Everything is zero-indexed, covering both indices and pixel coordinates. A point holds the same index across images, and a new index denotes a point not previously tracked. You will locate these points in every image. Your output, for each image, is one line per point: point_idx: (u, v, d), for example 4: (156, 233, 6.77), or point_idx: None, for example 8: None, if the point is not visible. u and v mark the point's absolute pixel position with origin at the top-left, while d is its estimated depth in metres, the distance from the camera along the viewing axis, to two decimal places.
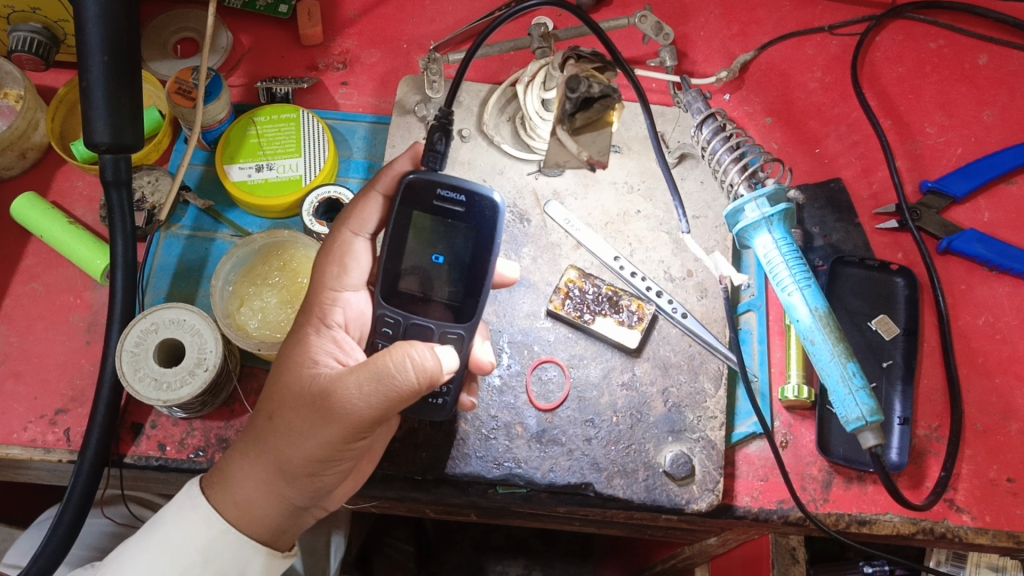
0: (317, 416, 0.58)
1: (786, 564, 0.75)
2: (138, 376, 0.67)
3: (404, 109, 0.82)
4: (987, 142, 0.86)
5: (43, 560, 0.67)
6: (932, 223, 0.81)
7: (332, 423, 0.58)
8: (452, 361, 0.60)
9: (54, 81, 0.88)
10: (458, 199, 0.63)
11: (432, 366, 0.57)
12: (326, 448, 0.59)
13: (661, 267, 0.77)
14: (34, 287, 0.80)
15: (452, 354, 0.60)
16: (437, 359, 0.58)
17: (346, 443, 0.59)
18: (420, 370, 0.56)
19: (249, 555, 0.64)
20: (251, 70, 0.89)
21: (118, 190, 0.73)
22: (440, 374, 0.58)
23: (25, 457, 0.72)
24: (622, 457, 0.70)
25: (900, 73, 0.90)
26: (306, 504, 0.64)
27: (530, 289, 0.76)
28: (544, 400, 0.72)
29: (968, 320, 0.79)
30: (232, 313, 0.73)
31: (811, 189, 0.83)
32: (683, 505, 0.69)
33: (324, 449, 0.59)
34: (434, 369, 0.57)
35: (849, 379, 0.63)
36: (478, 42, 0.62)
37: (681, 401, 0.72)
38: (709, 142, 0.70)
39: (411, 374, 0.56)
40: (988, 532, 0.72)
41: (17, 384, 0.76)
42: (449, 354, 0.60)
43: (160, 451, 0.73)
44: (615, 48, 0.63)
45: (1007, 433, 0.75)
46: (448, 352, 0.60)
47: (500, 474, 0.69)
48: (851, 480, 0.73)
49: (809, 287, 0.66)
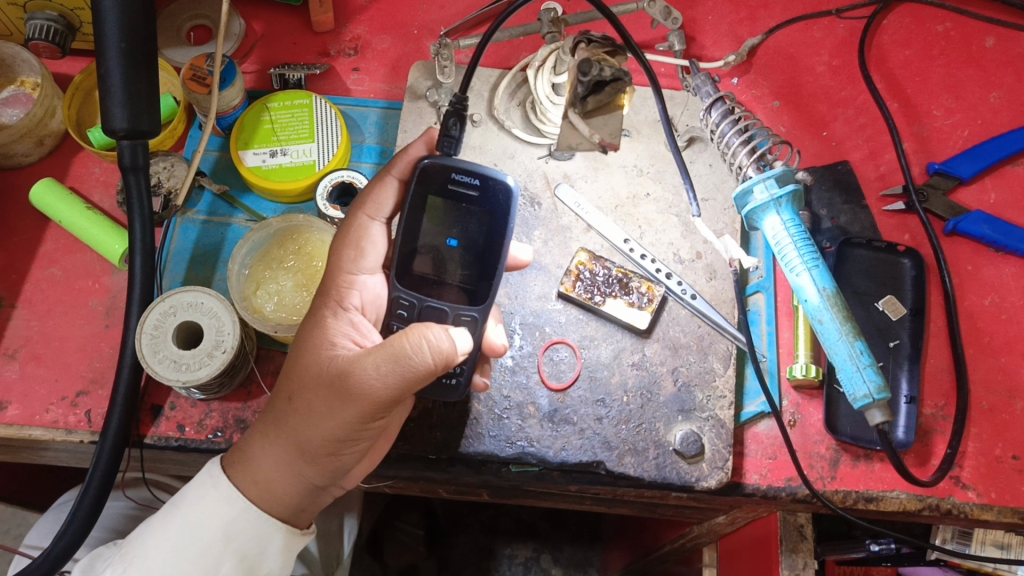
0: (336, 398, 0.60)
1: (794, 542, 0.77)
2: (157, 358, 0.69)
3: (416, 94, 0.83)
4: (994, 124, 0.87)
5: (66, 541, 0.68)
6: (939, 205, 0.82)
7: (352, 403, 0.59)
8: (467, 341, 0.62)
9: (70, 68, 0.89)
10: (472, 182, 0.64)
11: (449, 348, 0.58)
12: (346, 428, 0.60)
13: (671, 250, 0.78)
14: (53, 272, 0.81)
15: (467, 334, 0.62)
16: (451, 340, 0.59)
17: (365, 423, 0.60)
18: (438, 351, 0.58)
19: (269, 532, 0.65)
20: (264, 56, 0.90)
21: (136, 174, 0.74)
22: (456, 355, 0.60)
23: (47, 438, 0.74)
24: (633, 436, 0.71)
25: (907, 56, 0.90)
26: (325, 483, 0.65)
27: (541, 272, 0.77)
28: (556, 380, 0.73)
29: (975, 300, 0.80)
30: (249, 297, 0.75)
31: (818, 171, 0.84)
32: (693, 482, 0.70)
33: (344, 430, 0.60)
34: (450, 350, 0.58)
35: (857, 358, 0.64)
36: (493, 27, 0.63)
37: (690, 380, 0.74)
38: (718, 125, 0.71)
39: (428, 354, 0.58)
40: (993, 508, 0.73)
41: (38, 366, 0.77)
42: (463, 335, 0.61)
43: (179, 432, 0.74)
44: (620, 28, 0.63)
45: (1013, 411, 0.76)
46: (462, 332, 0.61)
47: (513, 452, 0.70)
48: (858, 457, 0.74)
49: (817, 267, 0.67)
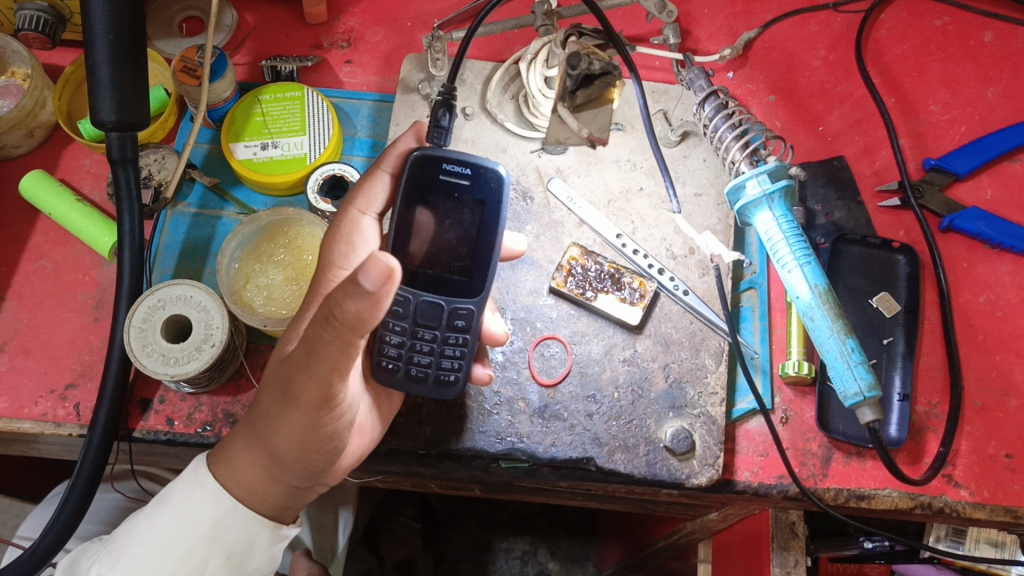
0: (286, 394, 0.58)
1: (785, 539, 0.76)
2: (145, 351, 0.69)
3: (408, 87, 0.82)
4: (990, 121, 0.86)
5: (53, 535, 0.68)
6: (934, 201, 0.81)
7: (298, 398, 0.57)
8: (390, 263, 0.47)
9: (61, 59, 0.89)
10: (464, 172, 0.64)
11: (358, 294, 0.48)
12: (301, 424, 0.59)
13: (663, 245, 0.78)
14: (43, 265, 0.81)
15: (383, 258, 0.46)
16: (356, 282, 0.47)
17: (317, 416, 0.58)
18: (346, 308, 0.49)
19: (255, 529, 0.65)
20: (256, 48, 0.89)
21: (125, 168, 0.73)
22: (379, 300, 0.48)
23: (35, 431, 0.74)
24: (623, 432, 0.71)
25: (904, 51, 0.90)
26: (306, 481, 0.65)
27: (532, 267, 0.77)
28: (546, 375, 0.73)
29: (970, 297, 0.79)
30: (238, 291, 0.74)
31: (813, 166, 0.83)
32: (683, 479, 0.69)
33: (301, 425, 0.59)
34: (362, 299, 0.48)
35: (847, 355, 0.63)
36: (478, 21, 0.65)
37: (681, 376, 0.73)
38: (711, 121, 0.72)
39: (340, 316, 0.50)
40: (986, 507, 0.72)
41: (28, 359, 0.77)
42: (379, 262, 0.46)
43: (168, 426, 0.74)
44: (604, 20, 0.63)
45: (1006, 409, 0.75)
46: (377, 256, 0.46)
47: (503, 448, 0.70)
48: (851, 455, 0.73)
49: (809, 264, 0.66)
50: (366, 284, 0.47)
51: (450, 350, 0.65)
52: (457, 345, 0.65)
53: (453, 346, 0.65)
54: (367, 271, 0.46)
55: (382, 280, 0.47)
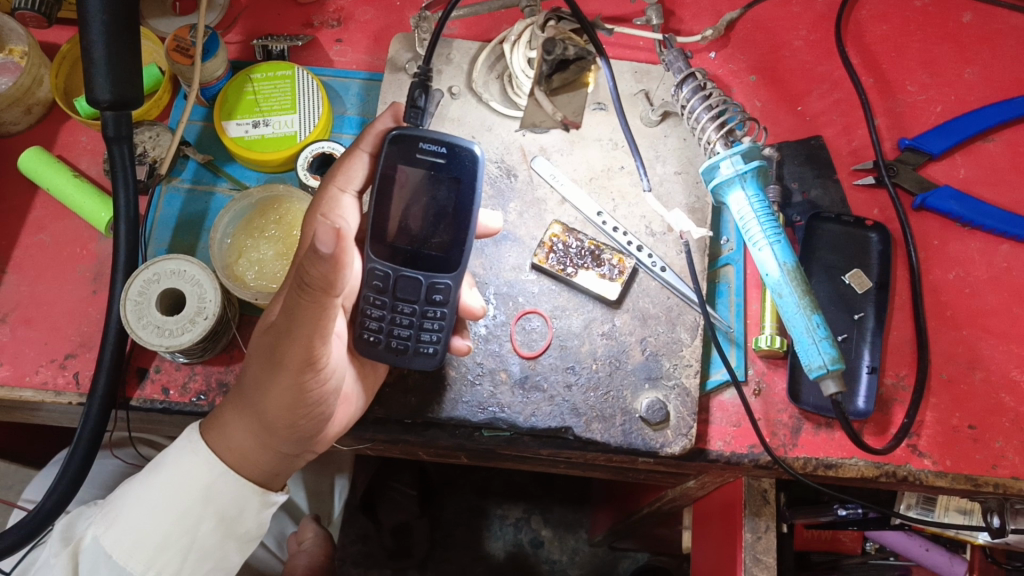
0: (272, 359, 0.62)
1: (758, 505, 0.79)
2: (141, 323, 0.71)
3: (396, 66, 0.84)
4: (967, 101, 0.88)
5: (54, 499, 0.71)
6: (908, 179, 0.84)
7: (284, 362, 0.61)
8: (337, 226, 0.49)
9: (58, 37, 0.91)
10: (440, 150, 0.67)
11: (320, 256, 0.51)
12: (288, 387, 0.63)
13: (643, 222, 0.80)
14: (42, 238, 0.83)
15: (329, 223, 0.49)
16: (315, 246, 0.51)
17: (302, 377, 0.62)
18: (314, 269, 0.52)
19: (246, 495, 0.68)
20: (248, 27, 0.91)
21: (120, 145, 0.76)
22: (340, 259, 0.52)
23: (37, 399, 0.77)
24: (601, 403, 0.74)
25: (884, 31, 0.91)
26: (295, 446, 0.68)
27: (515, 243, 0.79)
28: (527, 348, 0.75)
29: (940, 274, 0.82)
30: (231, 265, 0.77)
31: (791, 146, 0.85)
32: (658, 448, 0.72)
33: (287, 389, 0.63)
34: (324, 260, 0.51)
35: (813, 330, 0.66)
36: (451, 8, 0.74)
37: (658, 349, 0.76)
38: (689, 101, 0.74)
39: (312, 276, 0.53)
40: (948, 475, 0.75)
41: (29, 330, 0.79)
42: (326, 227, 0.49)
43: (164, 395, 0.77)
44: (575, 6, 0.75)
45: (971, 382, 0.78)
46: (324, 222, 0.49)
47: (485, 417, 0.73)
48: (820, 426, 0.76)
49: (779, 242, 0.69)
50: (322, 248, 0.50)
51: (429, 323, 0.68)
52: (436, 318, 0.68)
53: (432, 320, 0.68)
54: (320, 237, 0.50)
55: (336, 243, 0.50)
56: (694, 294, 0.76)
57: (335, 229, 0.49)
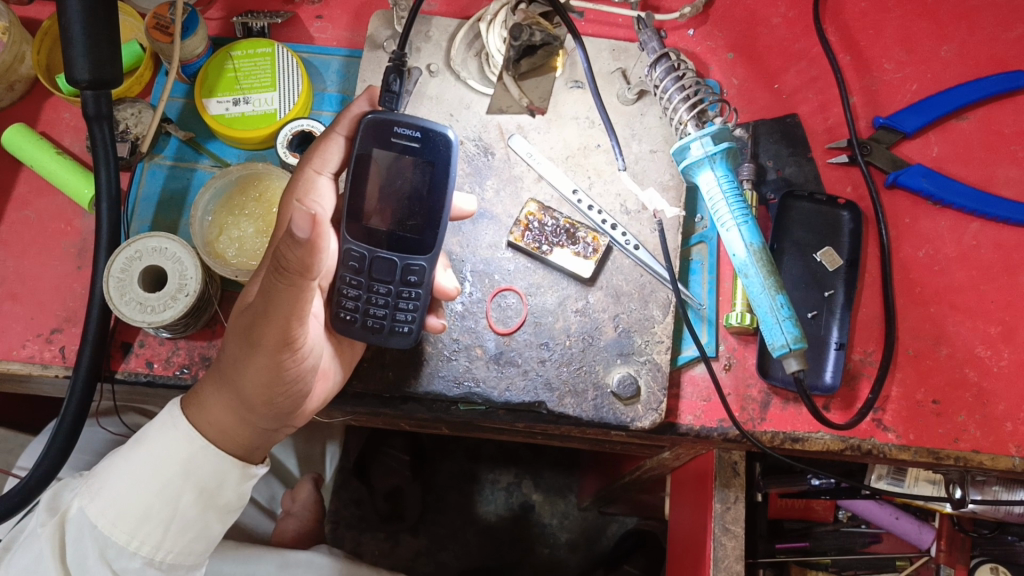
0: (250, 339, 0.63)
1: (727, 477, 0.81)
2: (124, 299, 0.73)
3: (375, 43, 0.84)
4: (943, 79, 0.88)
5: (46, 467, 0.74)
6: (881, 157, 0.85)
7: (262, 342, 0.62)
8: (313, 211, 0.51)
9: (39, 13, 0.91)
10: (414, 135, 0.68)
11: (296, 241, 0.52)
12: (266, 365, 0.64)
13: (618, 201, 0.81)
14: (27, 215, 0.85)
15: (305, 208, 0.50)
16: (291, 232, 0.52)
17: (279, 356, 0.64)
18: (291, 253, 0.54)
19: (227, 467, 0.70)
20: (229, 3, 0.91)
21: (100, 124, 0.76)
22: (317, 242, 0.53)
23: (25, 372, 0.79)
24: (573, 377, 0.76)
25: (863, 8, 0.92)
26: (273, 422, 0.70)
27: (491, 221, 0.80)
28: (503, 325, 0.77)
29: (910, 252, 0.83)
30: (211, 242, 0.78)
31: (767, 124, 0.86)
32: (628, 422, 0.74)
33: (265, 367, 0.64)
34: (300, 244, 0.53)
35: (777, 310, 0.68)
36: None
37: (630, 326, 0.77)
38: (661, 82, 0.75)
39: (289, 260, 0.55)
40: (911, 449, 0.77)
41: (15, 305, 0.81)
42: (302, 212, 0.51)
43: (148, 368, 0.79)
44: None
45: (936, 357, 0.80)
46: (300, 207, 0.51)
47: (460, 392, 0.74)
48: (788, 400, 0.78)
49: (747, 224, 0.70)
50: (299, 233, 0.52)
51: (404, 303, 0.69)
52: (410, 299, 0.69)
53: (406, 300, 0.69)
54: (296, 222, 0.51)
55: (312, 228, 0.52)
56: (666, 272, 0.78)
57: (311, 215, 0.51)
